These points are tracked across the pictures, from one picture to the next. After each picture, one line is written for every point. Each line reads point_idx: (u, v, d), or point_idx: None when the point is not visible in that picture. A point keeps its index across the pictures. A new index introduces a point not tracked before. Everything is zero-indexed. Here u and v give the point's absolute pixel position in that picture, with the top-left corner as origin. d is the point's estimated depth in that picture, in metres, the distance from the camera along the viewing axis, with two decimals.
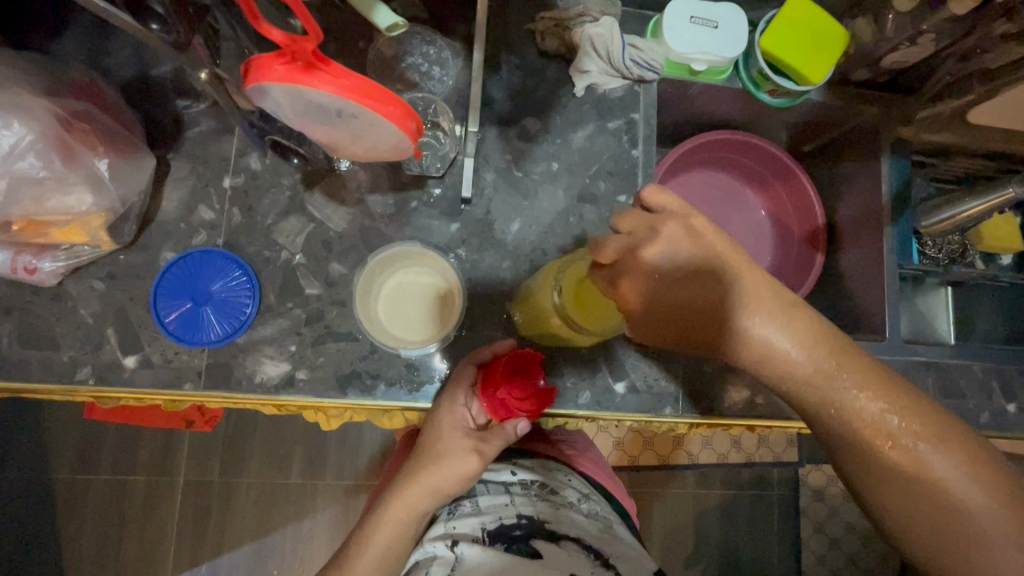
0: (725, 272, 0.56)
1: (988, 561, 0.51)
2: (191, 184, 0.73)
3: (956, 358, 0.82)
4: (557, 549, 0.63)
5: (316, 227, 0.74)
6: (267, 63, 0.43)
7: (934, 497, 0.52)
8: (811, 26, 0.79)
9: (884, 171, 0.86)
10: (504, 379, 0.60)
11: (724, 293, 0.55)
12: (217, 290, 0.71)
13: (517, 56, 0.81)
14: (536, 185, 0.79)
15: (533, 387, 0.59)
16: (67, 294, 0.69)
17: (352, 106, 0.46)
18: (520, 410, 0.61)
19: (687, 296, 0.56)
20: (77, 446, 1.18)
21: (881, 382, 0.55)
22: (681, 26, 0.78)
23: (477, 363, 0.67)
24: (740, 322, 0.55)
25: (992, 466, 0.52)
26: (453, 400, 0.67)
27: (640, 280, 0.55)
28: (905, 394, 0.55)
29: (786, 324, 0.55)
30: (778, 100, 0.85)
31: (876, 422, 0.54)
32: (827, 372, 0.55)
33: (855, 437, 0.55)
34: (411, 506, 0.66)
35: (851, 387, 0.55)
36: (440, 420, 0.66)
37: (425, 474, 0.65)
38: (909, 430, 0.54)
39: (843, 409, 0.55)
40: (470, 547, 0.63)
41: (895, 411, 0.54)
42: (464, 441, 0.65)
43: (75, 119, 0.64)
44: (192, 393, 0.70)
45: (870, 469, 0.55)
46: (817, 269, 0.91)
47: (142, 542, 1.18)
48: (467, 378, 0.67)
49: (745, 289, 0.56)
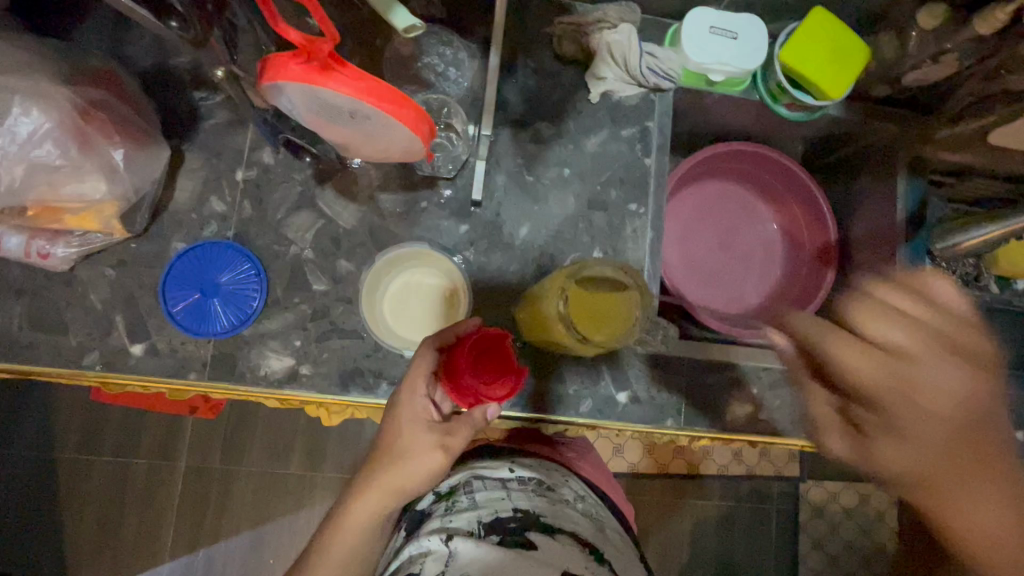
0: (922, 384, 0.57)
1: None
2: (204, 175, 0.73)
3: None
4: (550, 542, 0.62)
5: (326, 223, 0.74)
6: (284, 62, 0.44)
7: None
8: (831, 40, 0.78)
9: (900, 190, 0.85)
10: (469, 363, 0.57)
11: (919, 406, 0.57)
12: (225, 282, 0.71)
13: (533, 59, 0.81)
14: (546, 190, 0.79)
15: (501, 367, 0.56)
16: (78, 279, 0.70)
17: (366, 109, 0.46)
18: (488, 395, 0.56)
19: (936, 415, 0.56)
20: (83, 426, 1.19)
21: None
22: (700, 36, 0.77)
23: (439, 346, 0.62)
24: (897, 430, 0.57)
25: None
26: (413, 392, 0.63)
27: (859, 368, 0.59)
28: None
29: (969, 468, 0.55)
30: (794, 114, 0.85)
31: None
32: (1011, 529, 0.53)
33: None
34: (375, 505, 0.62)
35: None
36: (401, 415, 0.62)
37: (383, 475, 0.61)
38: None
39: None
40: (464, 542, 0.63)
41: None
42: (427, 437, 0.61)
43: (93, 108, 0.65)
44: (195, 383, 0.70)
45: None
46: (828, 286, 0.90)
47: (142, 526, 1.19)
48: (429, 366, 0.62)
49: (932, 420, 0.56)
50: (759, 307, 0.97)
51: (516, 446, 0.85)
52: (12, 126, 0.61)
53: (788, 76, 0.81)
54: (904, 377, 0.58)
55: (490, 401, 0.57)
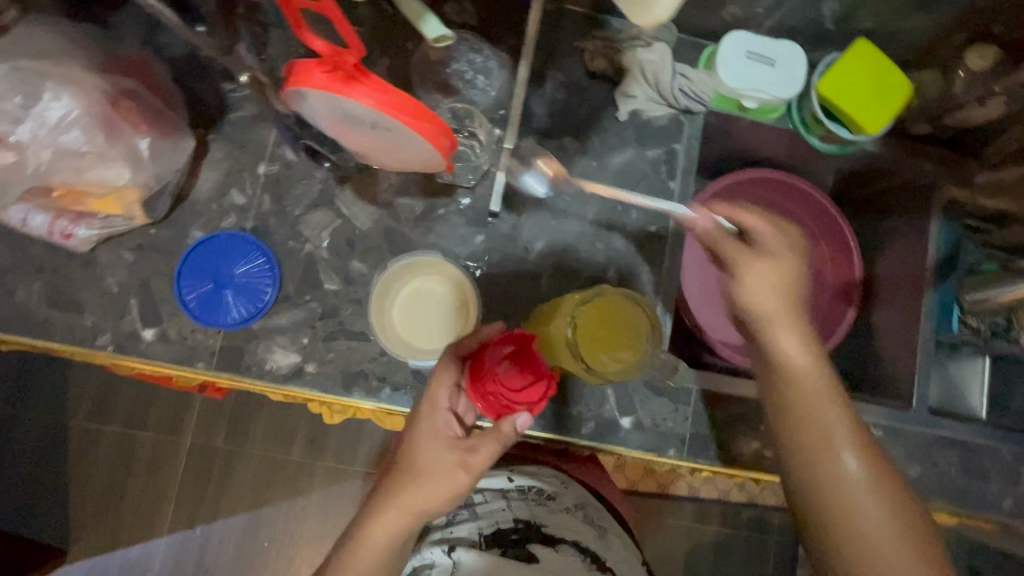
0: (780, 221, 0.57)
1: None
2: (226, 167, 0.74)
3: (983, 440, 0.81)
4: (553, 554, 0.64)
5: (342, 223, 0.74)
6: (308, 70, 0.44)
7: (858, 537, 0.49)
8: (872, 74, 0.76)
9: (932, 233, 0.82)
10: (494, 368, 0.55)
11: (788, 233, 0.57)
12: (239, 274, 0.72)
13: (562, 72, 0.80)
14: (566, 205, 0.78)
15: (529, 376, 0.54)
16: (97, 261, 0.71)
17: (388, 120, 0.45)
18: (519, 404, 0.54)
19: (803, 269, 0.56)
20: (93, 396, 1.22)
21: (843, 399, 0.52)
22: (735, 60, 0.75)
23: (461, 356, 0.60)
24: (756, 249, 0.56)
25: (917, 523, 0.49)
26: (434, 405, 0.59)
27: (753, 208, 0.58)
28: (870, 444, 0.51)
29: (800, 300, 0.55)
30: (828, 146, 0.83)
31: (832, 436, 0.51)
32: (820, 369, 0.53)
33: (838, 472, 0.50)
34: (389, 531, 0.55)
35: (829, 402, 0.52)
36: (421, 429, 0.58)
37: (405, 494, 0.55)
38: (858, 466, 0.50)
39: (857, 434, 0.51)
40: (467, 552, 0.64)
41: (856, 446, 0.50)
42: (449, 455, 0.56)
43: (122, 96, 0.66)
44: (202, 372, 0.71)
45: (808, 487, 0.51)
46: (847, 324, 0.88)
47: (144, 499, 1.22)
48: (451, 376, 0.59)
49: (791, 244, 0.56)
50: None
51: (517, 452, 0.85)
52: (43, 111, 0.63)
53: (824, 107, 0.79)
54: (794, 237, 0.57)
55: (522, 409, 0.55)
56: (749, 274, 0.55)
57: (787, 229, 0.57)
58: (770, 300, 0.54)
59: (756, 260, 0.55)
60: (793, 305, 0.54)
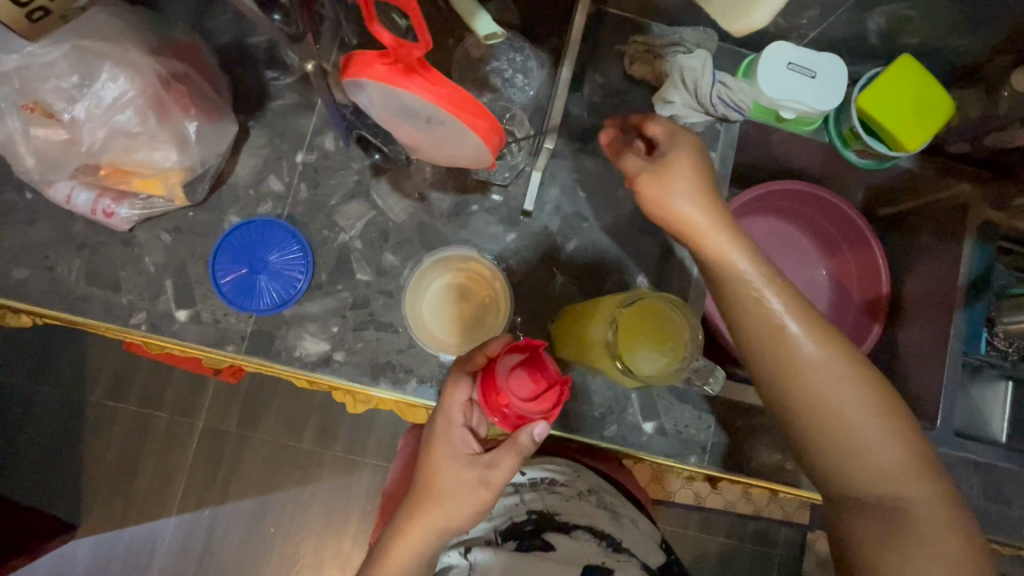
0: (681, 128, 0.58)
1: (834, 426, 0.55)
2: (266, 153, 0.75)
3: (1008, 465, 0.80)
4: (569, 541, 0.67)
5: (376, 215, 0.75)
6: (370, 61, 0.44)
7: (809, 395, 0.55)
8: (914, 90, 0.75)
9: (964, 257, 0.81)
10: (505, 381, 0.53)
11: (690, 139, 0.57)
12: (274, 260, 0.73)
13: (601, 75, 0.80)
14: (598, 208, 0.78)
15: (541, 387, 0.52)
16: (136, 240, 0.72)
17: (443, 115, 0.46)
18: (534, 415, 0.53)
19: (705, 162, 0.57)
20: (113, 373, 1.24)
21: (775, 275, 0.56)
22: (778, 70, 0.75)
23: (472, 371, 0.58)
24: (660, 157, 0.56)
25: (860, 369, 0.56)
26: (449, 426, 0.58)
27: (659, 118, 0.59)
28: (807, 312, 0.56)
29: (714, 196, 0.56)
30: (864, 161, 0.83)
31: (772, 313, 0.55)
32: (751, 255, 0.56)
33: (798, 350, 0.55)
34: (415, 547, 0.57)
35: (760, 283, 0.56)
36: (437, 449, 0.58)
37: (427, 514, 0.57)
38: (801, 331, 0.55)
39: (803, 308, 0.56)
40: (482, 552, 0.65)
41: (793, 313, 0.55)
42: (469, 473, 0.57)
43: (174, 79, 0.67)
44: (231, 355, 0.72)
45: (774, 372, 0.56)
46: (873, 340, 0.87)
47: (156, 478, 1.23)
48: (464, 392, 0.58)
49: (690, 147, 0.56)
50: None
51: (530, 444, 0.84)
52: (98, 92, 0.63)
53: (862, 121, 0.79)
54: (684, 138, 0.57)
55: (537, 420, 0.53)
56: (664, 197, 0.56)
57: (690, 135, 0.57)
58: (694, 211, 0.55)
59: (667, 176, 0.55)
60: (710, 207, 0.55)
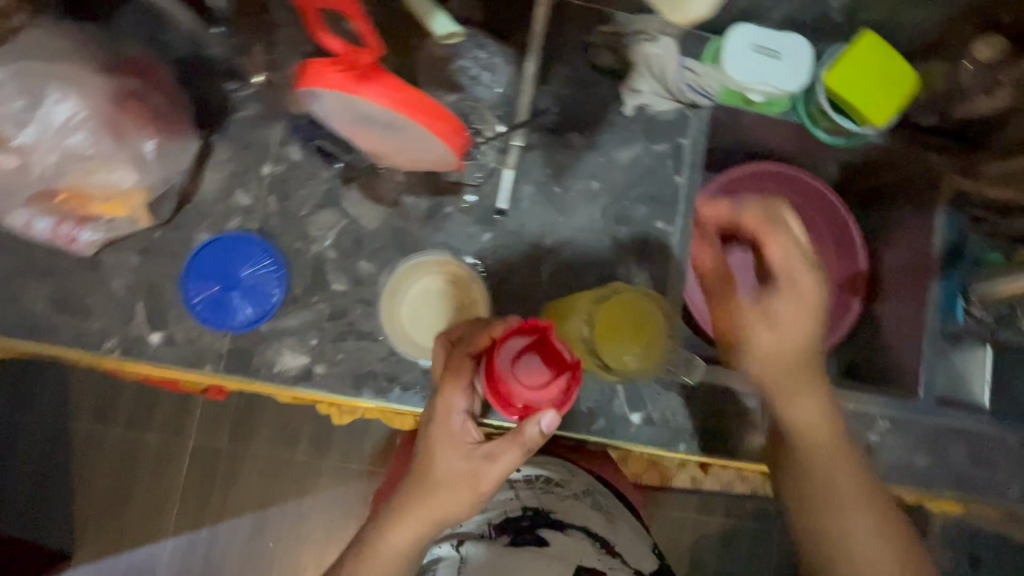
0: (810, 265, 0.65)
1: (837, 518, 0.63)
2: (232, 167, 0.73)
3: (989, 430, 0.81)
4: (563, 539, 0.66)
5: (349, 223, 0.74)
6: (322, 70, 0.43)
7: (818, 486, 0.65)
8: (878, 66, 0.76)
9: (936, 224, 0.82)
10: (513, 369, 0.51)
11: (804, 280, 0.64)
12: (247, 276, 0.71)
13: (568, 68, 0.79)
14: (573, 202, 0.78)
15: (549, 372, 0.51)
16: (102, 264, 0.70)
17: (402, 120, 0.45)
18: (542, 404, 0.51)
19: (809, 307, 0.65)
20: (97, 400, 1.21)
21: (822, 402, 0.66)
22: (742, 54, 0.75)
23: (475, 355, 0.56)
24: (771, 294, 0.65)
25: (871, 487, 0.64)
26: (448, 420, 0.56)
27: (781, 247, 0.64)
28: (839, 431, 0.66)
29: (797, 330, 0.65)
30: (834, 139, 0.83)
31: (807, 420, 0.66)
32: (805, 374, 0.66)
33: (839, 495, 0.64)
34: (409, 537, 0.58)
35: (802, 397, 0.66)
36: (434, 439, 0.56)
37: (421, 503, 0.57)
38: (827, 441, 0.66)
39: (835, 430, 0.66)
40: (474, 546, 0.64)
41: (826, 425, 0.66)
42: (467, 465, 0.56)
43: (129, 98, 0.65)
44: (210, 375, 0.71)
45: (799, 503, 0.66)
46: (853, 314, 0.90)
47: (149, 501, 1.21)
48: (466, 375, 0.55)
49: (804, 294, 0.65)
50: None
51: None
52: (47, 114, 0.62)
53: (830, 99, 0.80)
54: (803, 284, 0.64)
55: (546, 408, 0.51)
56: (754, 335, 0.66)
57: (800, 279, 0.65)
58: (777, 348, 0.65)
59: (763, 312, 0.66)
60: (785, 348, 0.65)
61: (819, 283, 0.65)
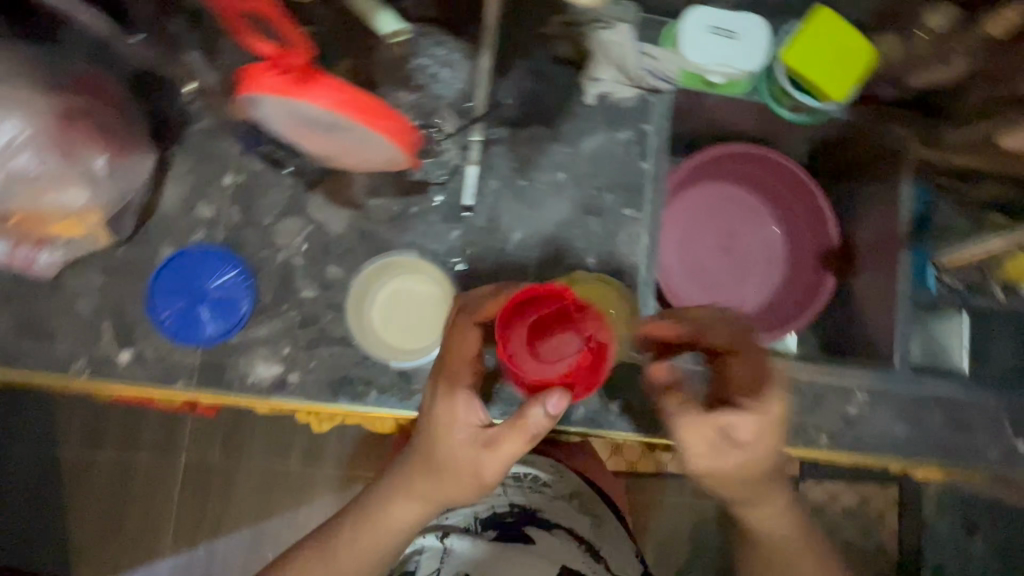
0: (767, 382, 0.62)
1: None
2: (192, 180, 0.72)
3: (966, 395, 0.82)
4: (548, 538, 0.66)
5: (315, 229, 0.73)
6: (258, 75, 0.43)
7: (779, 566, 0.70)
8: (834, 40, 0.76)
9: (902, 194, 0.83)
10: (529, 342, 0.52)
11: (761, 405, 0.61)
12: (214, 289, 0.70)
13: (527, 60, 0.79)
14: (541, 194, 0.78)
15: (565, 347, 0.52)
16: (65, 286, 0.69)
17: (343, 121, 0.45)
18: (553, 381, 0.52)
19: (763, 433, 0.61)
20: (83, 424, 1.20)
21: (781, 496, 0.68)
22: (699, 36, 0.75)
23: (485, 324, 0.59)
24: (727, 417, 0.60)
25: (822, 553, 0.70)
26: (450, 406, 0.57)
27: (743, 370, 0.63)
28: (795, 509, 0.70)
29: (750, 447, 0.61)
30: (799, 117, 0.82)
31: (767, 538, 0.69)
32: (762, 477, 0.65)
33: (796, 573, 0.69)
34: (408, 514, 0.60)
35: (761, 501, 0.67)
36: (441, 425, 0.57)
37: (424, 481, 0.59)
38: (784, 529, 0.69)
39: (793, 512, 0.69)
40: (459, 540, 0.66)
41: (785, 512, 0.69)
42: (471, 453, 0.56)
43: (74, 115, 0.64)
44: (183, 391, 0.70)
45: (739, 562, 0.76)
46: (828, 290, 0.89)
47: (142, 523, 1.20)
48: (472, 344, 0.59)
49: (761, 412, 0.60)
50: (759, 311, 0.96)
51: None
52: None
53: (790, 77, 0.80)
54: (761, 406, 0.60)
55: (556, 387, 0.52)
56: (699, 451, 0.62)
57: (763, 405, 0.61)
58: (724, 463, 0.62)
59: (714, 436, 0.61)
60: (733, 461, 0.62)
61: (777, 402, 0.61)
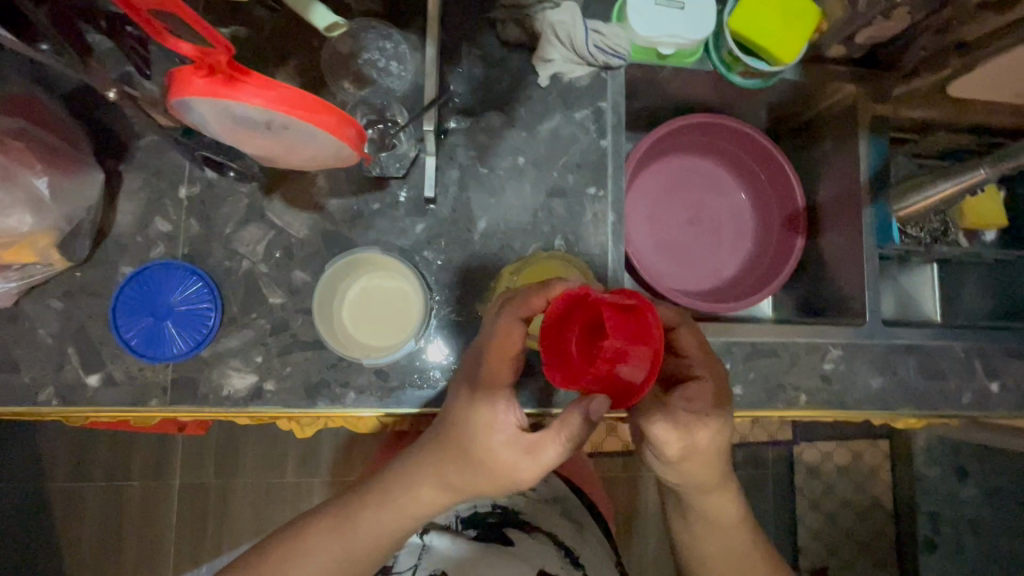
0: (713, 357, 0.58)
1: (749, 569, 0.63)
2: (145, 195, 0.71)
3: (936, 343, 0.82)
4: (528, 542, 0.69)
5: (277, 234, 0.72)
6: (186, 76, 0.42)
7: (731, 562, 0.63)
8: (779, 2, 0.77)
9: (862, 151, 0.84)
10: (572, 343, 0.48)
11: (708, 380, 0.56)
12: (178, 302, 0.69)
13: (477, 47, 0.78)
14: (502, 181, 0.77)
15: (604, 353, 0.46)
16: (24, 314, 0.68)
17: (281, 118, 0.44)
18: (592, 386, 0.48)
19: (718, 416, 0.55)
20: (69, 456, 1.18)
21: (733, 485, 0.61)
22: (646, 9, 0.75)
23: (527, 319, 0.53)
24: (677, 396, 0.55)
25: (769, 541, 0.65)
26: (493, 399, 0.52)
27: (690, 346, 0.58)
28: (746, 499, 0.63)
29: (704, 435, 0.54)
30: (749, 82, 0.83)
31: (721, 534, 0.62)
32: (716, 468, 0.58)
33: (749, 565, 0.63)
34: (426, 503, 0.56)
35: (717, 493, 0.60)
36: (481, 418, 0.51)
37: (453, 470, 0.54)
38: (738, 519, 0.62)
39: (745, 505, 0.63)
40: (438, 538, 0.70)
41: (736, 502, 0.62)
42: (512, 453, 0.51)
43: (10, 138, 0.63)
44: (157, 409, 0.69)
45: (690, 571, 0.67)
46: (798, 253, 0.89)
47: (140, 550, 1.19)
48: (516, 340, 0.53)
49: (711, 388, 0.56)
50: (733, 278, 0.97)
51: None
52: None
53: (738, 42, 0.79)
54: (712, 383, 0.56)
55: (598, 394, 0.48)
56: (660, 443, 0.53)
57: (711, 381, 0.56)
58: (682, 457, 0.54)
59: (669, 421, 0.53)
60: (693, 450, 0.54)
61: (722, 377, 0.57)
